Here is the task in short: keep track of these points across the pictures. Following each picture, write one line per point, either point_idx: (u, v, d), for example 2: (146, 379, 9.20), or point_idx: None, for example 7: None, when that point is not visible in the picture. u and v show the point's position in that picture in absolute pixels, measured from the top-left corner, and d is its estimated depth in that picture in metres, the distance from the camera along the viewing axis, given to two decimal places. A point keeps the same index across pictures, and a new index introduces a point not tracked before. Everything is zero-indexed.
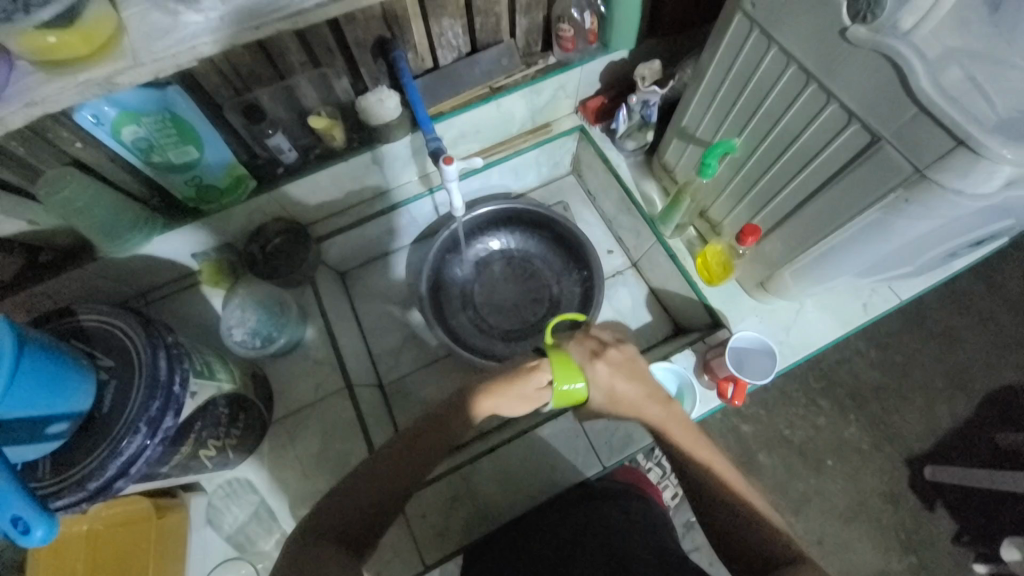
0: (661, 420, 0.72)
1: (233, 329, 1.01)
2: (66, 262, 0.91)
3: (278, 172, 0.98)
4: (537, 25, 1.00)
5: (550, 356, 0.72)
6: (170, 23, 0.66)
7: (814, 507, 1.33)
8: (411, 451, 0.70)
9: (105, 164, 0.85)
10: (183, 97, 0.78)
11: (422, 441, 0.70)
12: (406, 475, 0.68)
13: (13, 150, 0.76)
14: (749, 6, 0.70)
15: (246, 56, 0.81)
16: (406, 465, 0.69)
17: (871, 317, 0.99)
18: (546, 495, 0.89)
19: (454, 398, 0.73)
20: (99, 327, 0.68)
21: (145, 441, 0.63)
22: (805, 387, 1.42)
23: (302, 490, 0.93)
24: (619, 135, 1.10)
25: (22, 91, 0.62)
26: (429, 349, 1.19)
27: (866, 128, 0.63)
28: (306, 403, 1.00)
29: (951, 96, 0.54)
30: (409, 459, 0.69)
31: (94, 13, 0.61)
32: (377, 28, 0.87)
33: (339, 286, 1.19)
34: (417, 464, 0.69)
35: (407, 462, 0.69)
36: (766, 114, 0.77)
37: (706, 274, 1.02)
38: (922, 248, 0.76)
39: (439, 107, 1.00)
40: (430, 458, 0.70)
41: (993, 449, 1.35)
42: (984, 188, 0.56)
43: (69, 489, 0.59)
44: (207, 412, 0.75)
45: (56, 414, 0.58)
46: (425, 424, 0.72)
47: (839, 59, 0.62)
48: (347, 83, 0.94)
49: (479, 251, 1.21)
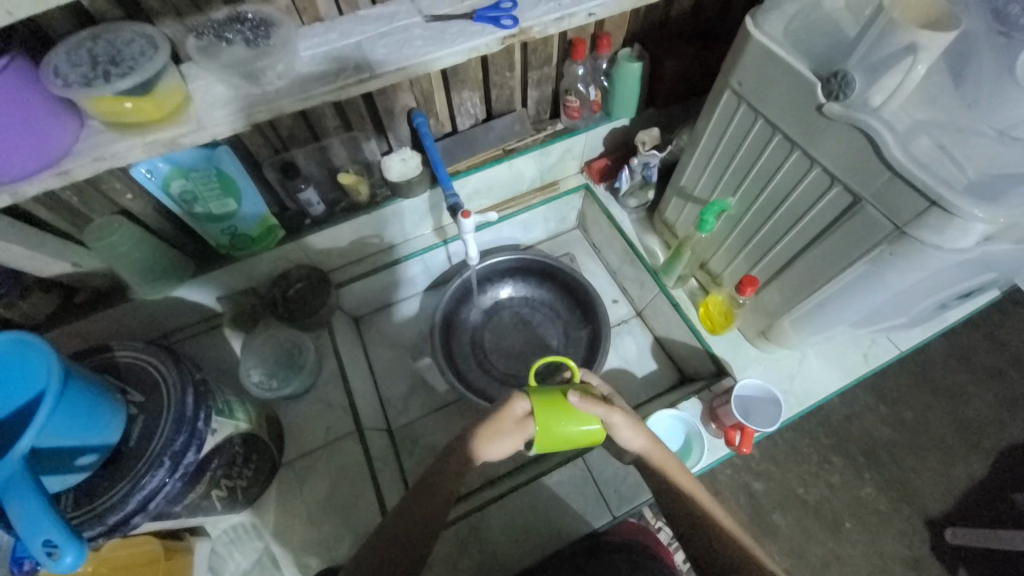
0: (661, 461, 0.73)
1: (252, 371, 1.06)
2: (99, 302, 0.96)
3: (305, 222, 1.05)
4: (547, 96, 1.11)
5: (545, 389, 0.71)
6: (228, 94, 0.75)
7: (834, 573, 1.28)
8: (426, 497, 0.70)
9: (148, 212, 0.92)
10: (230, 155, 0.87)
11: (434, 482, 0.71)
12: (422, 518, 0.69)
13: (70, 199, 0.84)
14: (735, 85, 0.79)
15: (289, 121, 0.91)
16: (422, 508, 0.70)
17: (873, 367, 1.02)
18: (554, 546, 0.87)
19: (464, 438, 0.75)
20: (133, 362, 0.71)
21: (166, 477, 0.65)
22: (816, 443, 1.41)
23: (308, 537, 0.92)
24: (622, 193, 1.19)
25: (92, 148, 0.70)
26: (438, 395, 1.20)
27: (847, 190, 0.70)
28: (315, 446, 1.01)
29: (921, 164, 0.61)
30: (424, 502, 0.70)
31: (166, 86, 0.71)
32: (404, 98, 0.97)
33: (353, 331, 1.23)
34: (429, 507, 0.70)
35: (421, 507, 0.70)
36: (756, 177, 0.84)
37: (709, 323, 1.06)
38: (913, 298, 0.81)
39: (456, 166, 1.09)
40: (443, 501, 0.71)
41: (1014, 511, 1.31)
42: (962, 242, 0.61)
43: (90, 521, 0.61)
44: (223, 450, 0.77)
45: (86, 446, 0.61)
46: (436, 467, 0.73)
47: (818, 130, 0.70)
48: (374, 144, 1.03)
49: (489, 298, 1.26)
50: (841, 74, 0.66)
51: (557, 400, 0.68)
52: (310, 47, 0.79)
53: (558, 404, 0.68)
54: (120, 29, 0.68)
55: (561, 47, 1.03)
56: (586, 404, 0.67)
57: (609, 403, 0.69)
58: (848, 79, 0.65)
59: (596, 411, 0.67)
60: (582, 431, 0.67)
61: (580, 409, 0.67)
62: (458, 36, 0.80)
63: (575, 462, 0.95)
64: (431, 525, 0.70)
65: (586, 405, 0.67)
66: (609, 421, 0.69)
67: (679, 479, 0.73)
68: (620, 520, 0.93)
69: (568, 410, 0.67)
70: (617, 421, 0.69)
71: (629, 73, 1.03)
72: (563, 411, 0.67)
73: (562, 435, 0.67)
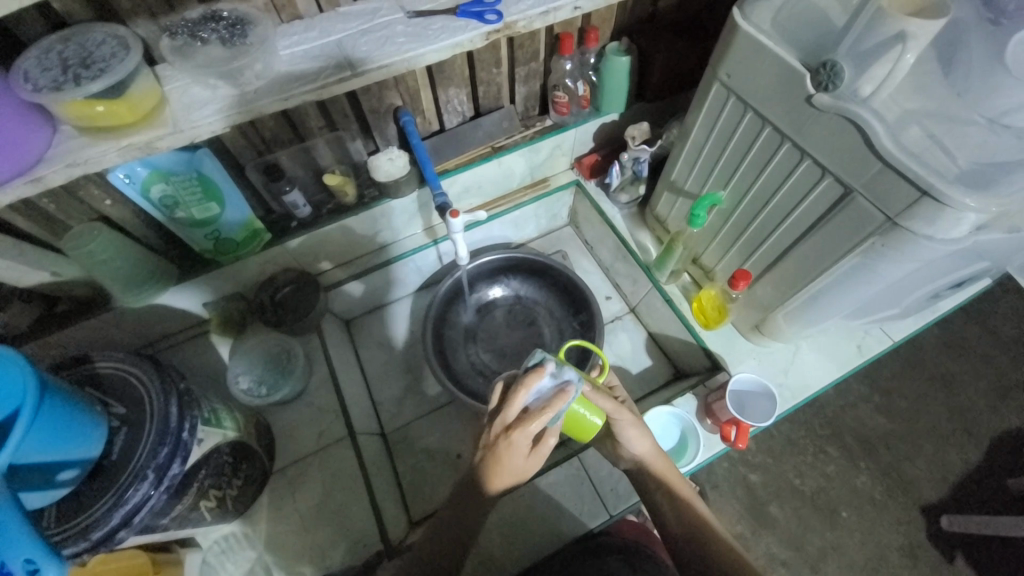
0: (661, 468, 0.76)
1: (240, 378, 1.04)
2: (81, 311, 0.94)
3: (292, 225, 1.03)
4: (535, 93, 1.10)
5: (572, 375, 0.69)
6: (207, 96, 0.73)
7: (832, 564, 1.28)
8: (447, 538, 0.70)
9: (128, 219, 0.90)
10: (211, 157, 0.85)
11: (454, 521, 0.70)
12: (443, 561, 0.69)
13: (47, 207, 0.81)
14: (724, 78, 0.79)
15: (271, 122, 0.89)
16: (444, 545, 0.70)
17: (867, 358, 1.01)
18: (552, 548, 0.87)
19: None
20: (114, 374, 0.70)
21: (150, 491, 0.63)
22: (811, 434, 1.42)
23: (302, 544, 0.91)
24: (613, 189, 1.18)
25: (65, 154, 0.68)
26: (431, 397, 1.19)
27: (839, 181, 0.69)
28: (307, 452, 1.00)
29: (912, 153, 0.60)
30: (446, 538, 0.70)
31: (140, 88, 0.69)
32: (389, 97, 0.95)
33: (344, 334, 1.21)
34: (451, 542, 0.70)
35: (441, 550, 0.70)
36: (747, 170, 0.84)
37: (703, 318, 1.05)
38: (906, 289, 0.80)
39: (444, 165, 1.08)
40: (466, 537, 0.70)
41: (1008, 496, 1.32)
42: (954, 231, 0.61)
43: (73, 537, 0.59)
44: (211, 460, 0.75)
45: (67, 460, 0.59)
46: (452, 507, 0.71)
47: (808, 121, 0.69)
48: (360, 144, 1.02)
49: (481, 298, 1.25)
50: (830, 64, 0.65)
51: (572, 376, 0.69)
52: (288, 46, 0.77)
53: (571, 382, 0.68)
54: (92, 31, 0.66)
55: (548, 42, 1.01)
56: (596, 397, 0.70)
57: (619, 402, 0.73)
58: (837, 70, 0.64)
59: (604, 405, 0.71)
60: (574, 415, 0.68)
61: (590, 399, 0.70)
62: (441, 32, 0.79)
63: (572, 462, 0.94)
64: (453, 563, 0.70)
65: (596, 397, 0.70)
66: (615, 417, 0.73)
67: (681, 489, 0.75)
68: (617, 519, 0.92)
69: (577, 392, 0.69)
70: (622, 419, 0.72)
71: (617, 66, 1.01)
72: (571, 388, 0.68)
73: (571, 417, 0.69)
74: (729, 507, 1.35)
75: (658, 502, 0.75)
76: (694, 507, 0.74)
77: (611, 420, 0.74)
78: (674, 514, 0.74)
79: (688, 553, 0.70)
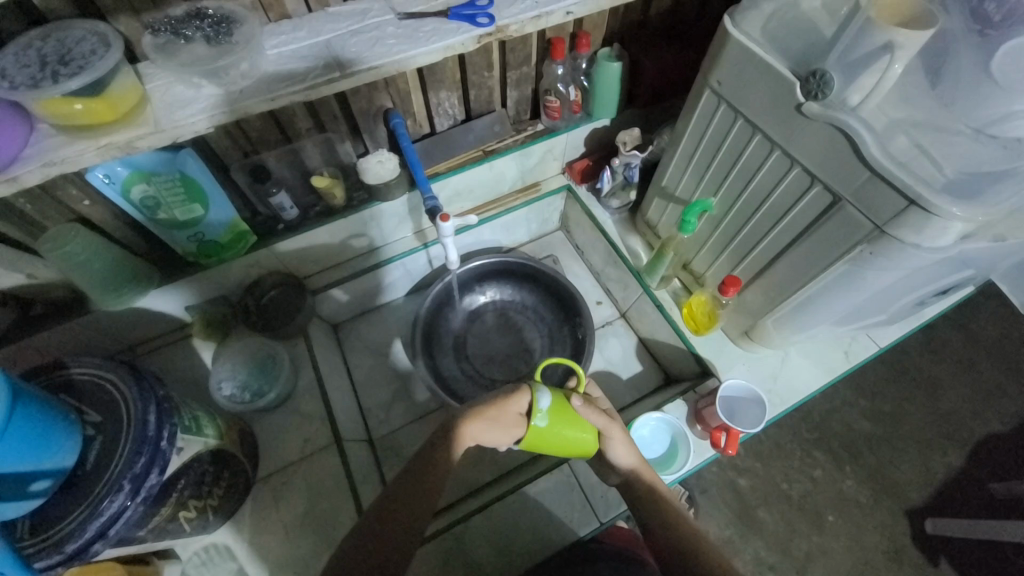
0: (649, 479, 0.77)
1: (223, 384, 1.01)
2: (57, 315, 0.91)
3: (278, 227, 1.01)
4: (526, 96, 1.10)
5: (555, 396, 0.72)
6: (191, 95, 0.72)
7: (818, 568, 1.29)
8: (413, 490, 0.68)
9: (108, 220, 0.88)
10: (195, 158, 0.83)
11: (400, 516, 0.66)
12: (400, 521, 0.66)
13: (23, 208, 0.79)
14: (715, 85, 0.79)
15: (258, 124, 0.88)
16: (385, 543, 0.63)
17: (854, 364, 1.02)
18: (540, 556, 0.85)
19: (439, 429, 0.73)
20: (90, 380, 0.67)
21: (126, 502, 0.60)
22: (798, 438, 1.43)
23: (286, 555, 0.88)
24: (604, 194, 1.18)
25: (41, 153, 0.66)
26: (420, 402, 1.17)
27: (827, 189, 0.70)
28: (292, 459, 0.98)
29: (899, 163, 0.61)
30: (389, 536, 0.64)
31: (122, 86, 0.67)
32: (379, 99, 0.94)
33: (332, 339, 1.20)
34: (390, 537, 0.64)
35: (380, 551, 0.63)
36: (737, 177, 0.84)
37: (693, 324, 1.05)
38: (893, 296, 0.81)
39: (434, 168, 1.06)
40: (427, 496, 0.69)
41: (990, 499, 1.34)
42: (941, 240, 0.61)
43: (45, 551, 0.57)
44: (191, 470, 0.73)
45: (40, 470, 0.56)
46: (419, 466, 0.70)
47: (798, 129, 0.69)
48: (349, 146, 1.00)
49: (471, 303, 1.24)
50: (819, 73, 0.65)
51: (560, 399, 0.72)
52: (276, 45, 0.75)
53: (564, 407, 0.72)
54: (71, 27, 0.64)
55: (539, 46, 1.01)
56: (588, 411, 0.72)
57: (610, 417, 0.75)
58: (826, 78, 0.64)
59: (596, 419, 0.73)
60: (578, 437, 0.72)
61: (583, 414, 0.72)
62: (432, 34, 0.78)
63: (561, 469, 0.93)
64: (412, 517, 0.67)
65: (588, 411, 0.72)
66: (606, 432, 0.75)
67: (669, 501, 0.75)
68: (607, 527, 0.91)
69: (573, 414, 0.72)
70: (613, 437, 0.75)
71: (609, 72, 1.02)
72: (565, 411, 0.71)
73: (565, 438, 0.71)
74: (718, 511, 1.35)
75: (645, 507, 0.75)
76: (682, 517, 0.73)
77: (602, 436, 0.75)
78: (660, 518, 0.73)
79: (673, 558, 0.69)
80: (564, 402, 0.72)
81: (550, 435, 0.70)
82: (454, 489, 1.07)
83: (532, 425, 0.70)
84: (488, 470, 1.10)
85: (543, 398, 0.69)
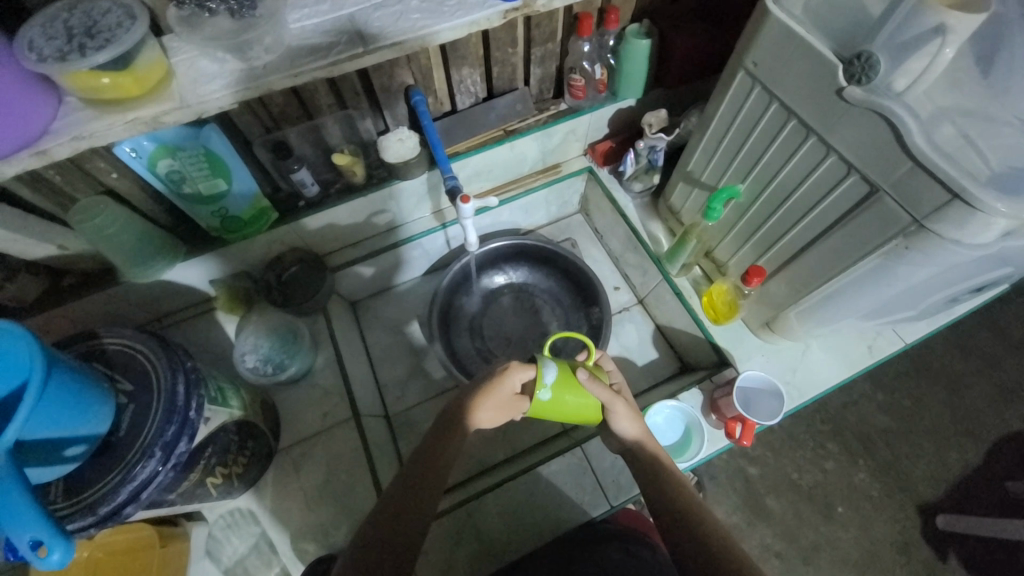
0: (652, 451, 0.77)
1: (246, 356, 1.03)
2: (88, 285, 0.94)
3: (299, 205, 1.01)
4: (550, 74, 1.07)
5: (560, 369, 0.73)
6: (215, 70, 0.71)
7: (824, 557, 1.30)
8: (426, 465, 0.70)
9: (135, 193, 0.89)
10: (218, 133, 0.84)
11: (417, 491, 0.68)
12: (417, 498, 0.67)
13: (54, 180, 0.81)
14: (750, 66, 0.75)
15: (280, 99, 0.87)
16: (405, 524, 0.65)
17: (877, 359, 1.00)
18: (552, 535, 0.87)
19: (452, 408, 0.75)
20: (122, 350, 0.70)
21: (158, 467, 0.63)
22: (812, 429, 1.42)
23: (305, 523, 0.91)
24: (626, 177, 1.15)
25: (71, 126, 0.66)
26: (436, 381, 1.19)
27: (865, 179, 0.67)
28: (312, 432, 1.01)
29: (944, 153, 0.58)
30: (408, 518, 0.65)
31: (147, 60, 0.67)
32: (401, 75, 0.93)
33: (350, 316, 1.21)
34: (409, 520, 0.65)
35: (399, 532, 0.64)
36: (767, 163, 0.81)
37: (712, 313, 1.04)
38: (924, 292, 0.78)
39: (455, 147, 1.05)
40: (442, 472, 0.70)
41: (1006, 498, 1.32)
42: (983, 237, 0.58)
43: (80, 513, 0.60)
44: (217, 439, 0.76)
45: (74, 436, 0.59)
46: (432, 443, 0.72)
47: (837, 115, 0.66)
48: (370, 123, 0.99)
49: (488, 284, 1.24)
50: (865, 56, 0.61)
51: (566, 372, 0.73)
52: (299, 19, 0.74)
53: (569, 380, 0.73)
54: None
55: (566, 21, 0.98)
56: (592, 384, 0.73)
57: (615, 392, 0.75)
58: (872, 61, 0.61)
59: (600, 393, 0.73)
60: (582, 408, 0.74)
61: (587, 387, 0.73)
62: (458, 8, 0.76)
63: (574, 451, 0.94)
64: (428, 492, 0.68)
65: (593, 386, 0.73)
66: (610, 407, 0.75)
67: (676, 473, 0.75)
68: (618, 510, 0.92)
69: (578, 386, 0.73)
70: (617, 411, 0.75)
71: (637, 49, 0.98)
72: (570, 385, 0.73)
73: (568, 409, 0.74)
74: (726, 498, 1.36)
75: (649, 493, 0.74)
76: (688, 491, 0.73)
77: (606, 409, 0.76)
78: (664, 497, 0.72)
79: (679, 534, 0.68)
80: (569, 374, 0.74)
81: (554, 406, 0.73)
82: (467, 465, 1.09)
83: (536, 398, 0.72)
84: (500, 449, 1.12)
85: (548, 371, 0.71)
